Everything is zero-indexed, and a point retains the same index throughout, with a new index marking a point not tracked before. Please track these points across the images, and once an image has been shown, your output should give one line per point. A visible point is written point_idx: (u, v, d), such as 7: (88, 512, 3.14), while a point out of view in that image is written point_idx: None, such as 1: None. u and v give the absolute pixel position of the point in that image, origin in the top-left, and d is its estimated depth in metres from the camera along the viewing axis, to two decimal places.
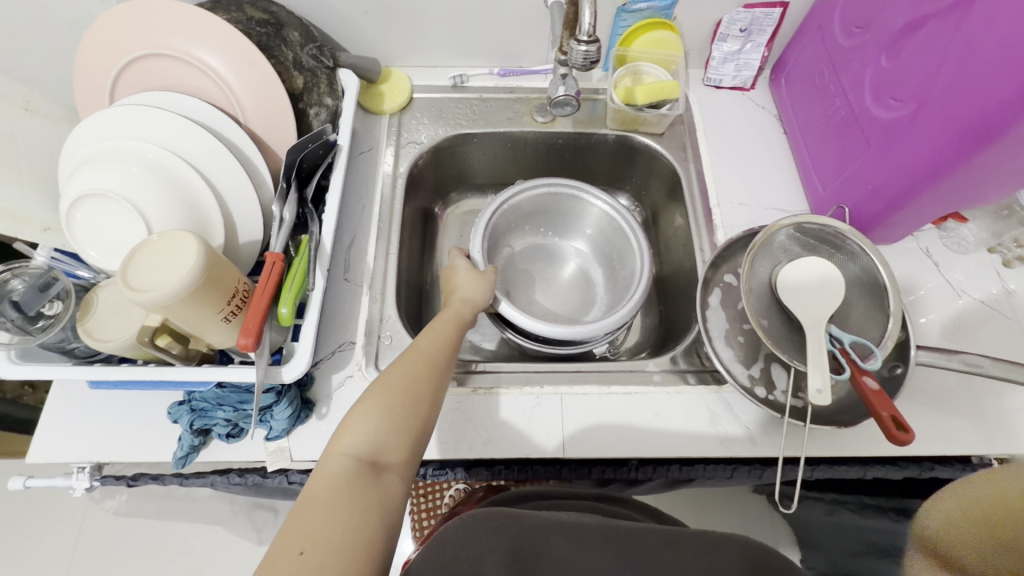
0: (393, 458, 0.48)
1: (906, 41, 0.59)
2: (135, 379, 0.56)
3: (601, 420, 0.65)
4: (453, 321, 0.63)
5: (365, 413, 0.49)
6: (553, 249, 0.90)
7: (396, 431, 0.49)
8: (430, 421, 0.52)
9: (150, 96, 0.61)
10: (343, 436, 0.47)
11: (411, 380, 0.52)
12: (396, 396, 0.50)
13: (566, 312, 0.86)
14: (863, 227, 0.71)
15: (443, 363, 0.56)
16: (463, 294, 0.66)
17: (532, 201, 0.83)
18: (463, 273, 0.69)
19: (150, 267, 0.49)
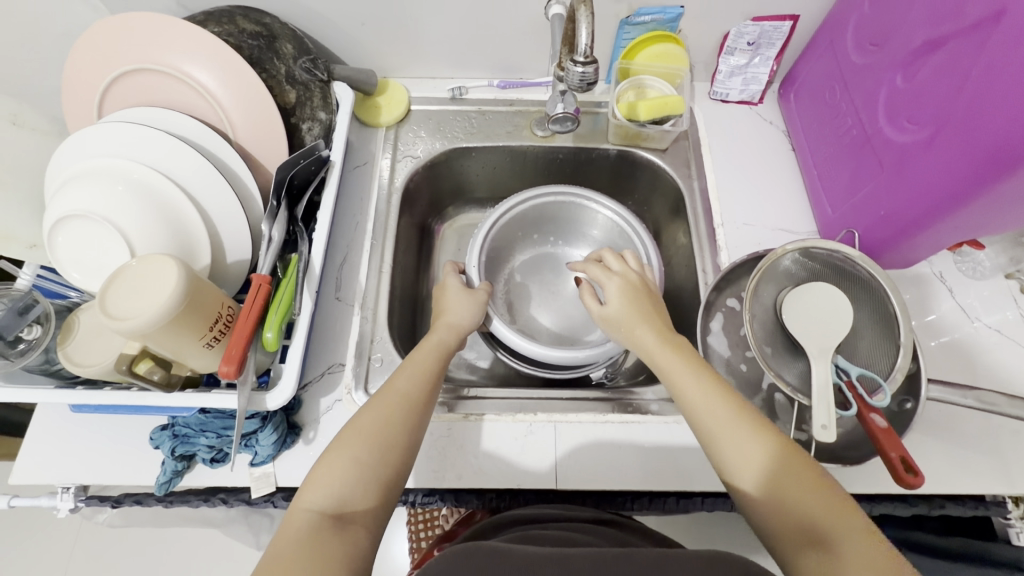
0: (359, 509, 0.47)
1: (923, 61, 0.56)
2: (117, 403, 0.55)
3: (596, 451, 0.63)
4: (437, 352, 0.60)
5: (331, 465, 0.48)
6: (562, 259, 0.86)
7: (361, 482, 0.48)
8: (403, 465, 0.51)
9: (137, 112, 0.60)
10: (308, 491, 0.47)
11: (380, 425, 0.51)
12: (363, 445, 0.50)
13: (571, 327, 0.81)
14: (873, 253, 0.68)
15: (419, 400, 0.55)
16: (452, 321, 0.64)
17: (536, 210, 0.80)
18: (455, 292, 0.68)
19: (127, 293, 0.48)
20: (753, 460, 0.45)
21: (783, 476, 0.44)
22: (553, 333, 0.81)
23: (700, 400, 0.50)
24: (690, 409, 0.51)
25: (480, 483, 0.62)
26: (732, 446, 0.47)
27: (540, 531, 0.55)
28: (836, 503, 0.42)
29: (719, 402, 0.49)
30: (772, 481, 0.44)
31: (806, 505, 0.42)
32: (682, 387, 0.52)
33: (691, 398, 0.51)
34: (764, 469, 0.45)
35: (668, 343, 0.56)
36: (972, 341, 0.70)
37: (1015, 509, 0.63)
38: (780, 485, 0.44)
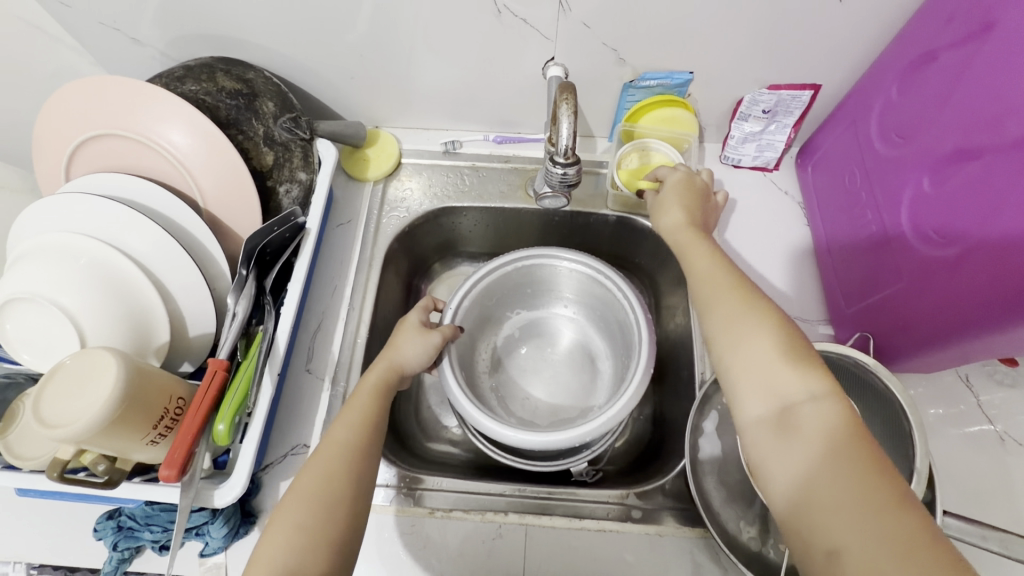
0: (310, 573, 0.45)
1: (953, 169, 0.50)
2: (60, 491, 0.52)
3: (568, 559, 0.59)
4: (373, 396, 0.57)
5: (275, 536, 0.47)
6: (562, 325, 0.81)
7: (310, 547, 0.46)
8: (351, 517, 0.49)
9: (99, 178, 0.58)
10: (254, 570, 0.45)
11: (320, 484, 0.49)
12: (306, 508, 0.48)
13: (563, 400, 0.75)
14: (886, 358, 0.62)
15: (361, 447, 0.53)
16: (398, 363, 0.61)
17: (544, 270, 0.75)
18: (409, 328, 0.64)
19: (62, 395, 0.45)
20: (762, 364, 0.45)
21: (785, 382, 0.43)
22: (538, 403, 0.75)
23: (716, 301, 0.50)
24: (705, 304, 0.51)
25: None
26: (741, 345, 0.46)
27: None
28: (836, 420, 0.40)
29: (735, 302, 0.49)
30: (775, 388, 0.43)
31: (803, 411, 0.42)
32: (700, 288, 0.53)
33: (707, 296, 0.52)
34: (774, 378, 0.44)
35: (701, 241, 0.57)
36: (1000, 460, 0.63)
37: None
38: (781, 388, 0.43)
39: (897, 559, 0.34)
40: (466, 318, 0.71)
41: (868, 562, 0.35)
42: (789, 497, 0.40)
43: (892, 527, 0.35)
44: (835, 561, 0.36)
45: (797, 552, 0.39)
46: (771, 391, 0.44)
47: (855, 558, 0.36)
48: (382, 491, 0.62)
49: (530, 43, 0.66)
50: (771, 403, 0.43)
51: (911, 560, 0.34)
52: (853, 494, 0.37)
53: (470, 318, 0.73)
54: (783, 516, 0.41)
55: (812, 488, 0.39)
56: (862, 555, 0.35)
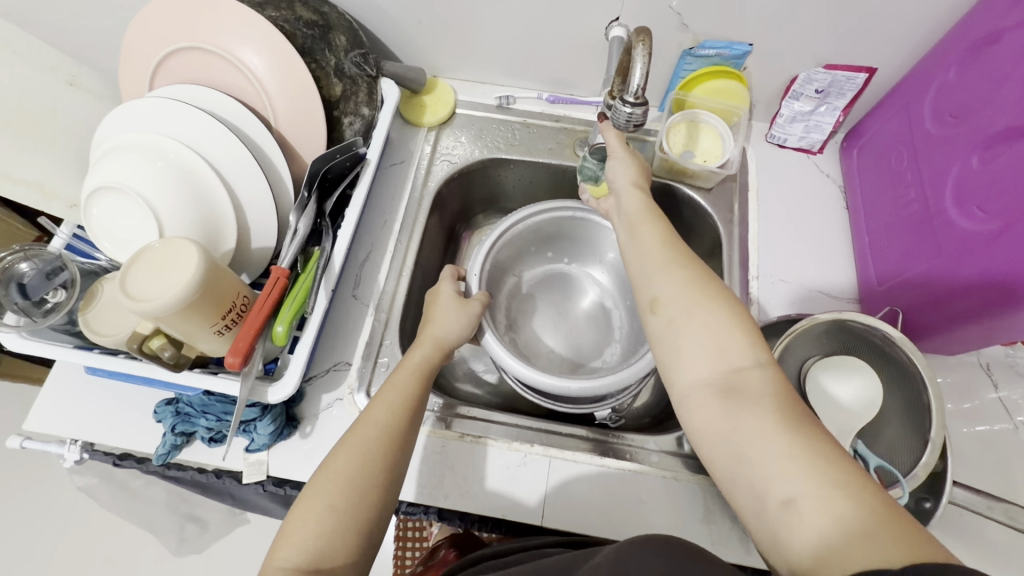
0: (336, 561, 0.46)
1: (1002, 147, 0.51)
2: (126, 372, 0.56)
3: (587, 492, 0.62)
4: (414, 377, 0.58)
5: (304, 515, 0.48)
6: (567, 279, 0.83)
7: (338, 532, 0.47)
8: (379, 507, 0.50)
9: (178, 88, 0.61)
10: (281, 547, 0.47)
11: (356, 468, 0.50)
12: (337, 491, 0.49)
13: (581, 341, 0.79)
14: (913, 335, 0.64)
15: (397, 432, 0.53)
16: (441, 340, 0.62)
17: (552, 224, 0.77)
18: (444, 300, 0.66)
19: (146, 274, 0.49)
20: (707, 331, 0.46)
21: (728, 345, 0.45)
22: (559, 344, 0.79)
23: (658, 279, 0.51)
24: (646, 280, 0.52)
25: (466, 506, 0.62)
26: (685, 317, 0.48)
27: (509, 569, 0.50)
28: (778, 386, 0.43)
29: (679, 277, 0.50)
30: (723, 355, 0.45)
31: (750, 376, 0.44)
32: (643, 263, 0.54)
33: (649, 265, 0.53)
34: (718, 345, 0.46)
35: (651, 213, 0.57)
36: (1009, 444, 0.65)
37: None
38: (724, 350, 0.45)
39: (844, 497, 0.36)
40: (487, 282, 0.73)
41: (819, 505, 0.36)
42: (737, 457, 0.42)
43: (835, 469, 0.37)
44: (790, 508, 0.37)
45: (748, 511, 0.40)
46: (716, 356, 0.45)
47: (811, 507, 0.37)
48: None
49: (597, 2, 0.68)
50: (716, 368, 0.45)
51: (857, 497, 0.36)
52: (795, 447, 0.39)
53: (488, 280, 0.75)
54: (732, 478, 0.42)
55: (753, 446, 0.41)
56: (814, 496, 0.37)
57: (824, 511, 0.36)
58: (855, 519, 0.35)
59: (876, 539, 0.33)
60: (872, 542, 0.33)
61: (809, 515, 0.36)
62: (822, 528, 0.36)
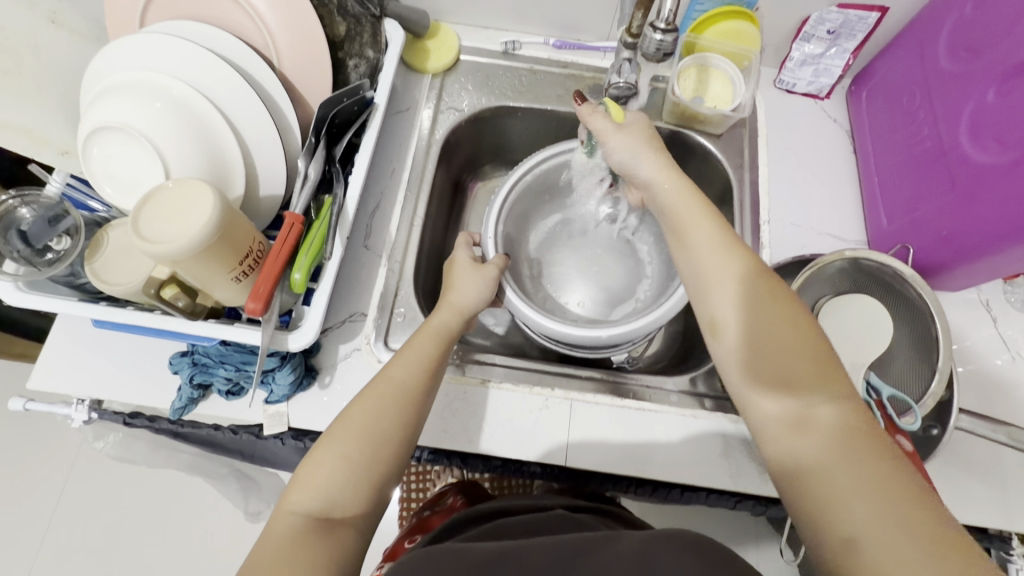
0: (348, 512, 0.45)
1: (1020, 78, 0.52)
2: (138, 324, 0.54)
3: (608, 435, 0.63)
4: (435, 340, 0.57)
5: (317, 463, 0.46)
6: (581, 224, 0.81)
7: (351, 481, 0.46)
8: (394, 461, 0.49)
9: (175, 24, 0.58)
10: (294, 494, 0.45)
11: (371, 421, 0.48)
12: (353, 442, 0.47)
13: (608, 282, 0.78)
14: (922, 270, 0.66)
15: (414, 391, 0.52)
16: (462, 307, 0.61)
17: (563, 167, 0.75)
18: (461, 267, 0.64)
19: (160, 216, 0.47)
20: (774, 365, 0.45)
21: (808, 374, 0.44)
22: (589, 290, 0.78)
23: (717, 300, 0.50)
24: (703, 300, 0.51)
25: (489, 450, 0.62)
26: (743, 340, 0.47)
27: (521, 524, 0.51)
28: (850, 423, 0.41)
29: (737, 295, 0.48)
30: (792, 390, 0.44)
31: (818, 411, 0.43)
32: (706, 272, 0.51)
33: (709, 278, 0.51)
34: (786, 379, 0.44)
35: (699, 215, 0.54)
36: (1006, 375, 0.68)
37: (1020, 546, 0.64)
38: (799, 378, 0.44)
39: (923, 552, 0.35)
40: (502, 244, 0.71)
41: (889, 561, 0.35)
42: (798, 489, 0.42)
43: (907, 523, 0.36)
44: (855, 549, 0.37)
45: (808, 545, 0.40)
46: (790, 385, 0.44)
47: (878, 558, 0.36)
48: None
49: None
50: (789, 398, 0.44)
51: (935, 550, 0.35)
52: (871, 490, 0.38)
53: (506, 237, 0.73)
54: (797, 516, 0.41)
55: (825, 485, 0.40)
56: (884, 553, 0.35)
57: (897, 559, 0.35)
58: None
59: None
60: None
61: (876, 559, 0.36)
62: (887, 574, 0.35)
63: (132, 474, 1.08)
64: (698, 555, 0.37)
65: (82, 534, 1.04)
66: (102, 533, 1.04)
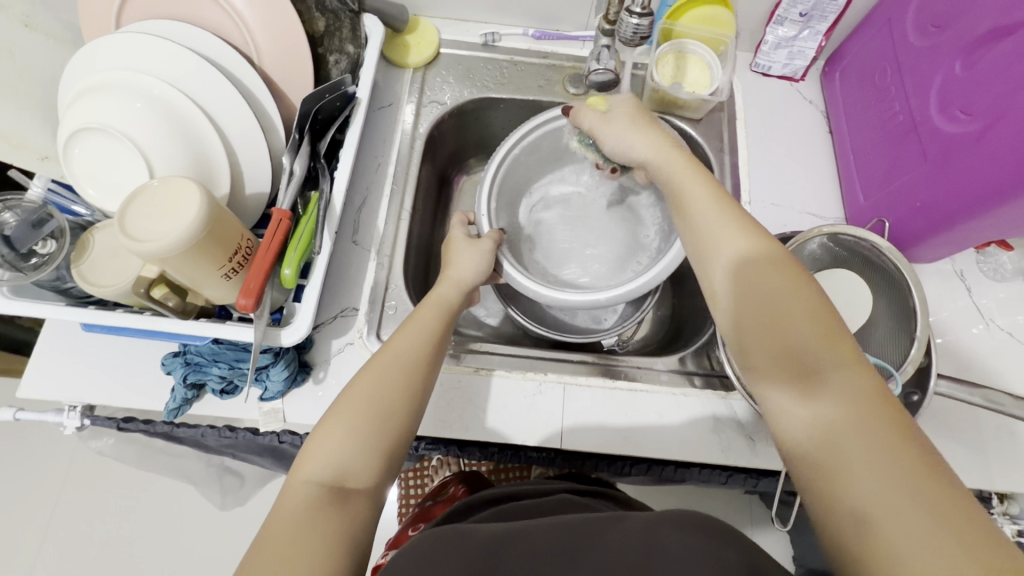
0: (363, 481, 0.45)
1: (987, 48, 0.54)
2: (128, 326, 0.54)
3: (602, 416, 0.64)
4: (436, 317, 0.57)
5: (328, 433, 0.46)
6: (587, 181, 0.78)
7: (363, 451, 0.46)
8: (404, 433, 0.48)
9: (152, 24, 0.58)
10: (307, 462, 0.45)
11: (382, 391, 0.48)
12: (364, 412, 0.47)
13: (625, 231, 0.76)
14: (899, 243, 0.68)
15: (424, 363, 0.52)
16: (460, 280, 0.60)
17: (514, 167, 0.72)
18: (457, 243, 0.63)
19: (148, 215, 0.47)
20: (783, 328, 0.44)
21: (801, 318, 0.43)
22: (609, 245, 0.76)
23: (723, 264, 0.49)
24: (710, 265, 0.49)
25: (486, 436, 0.63)
26: (746, 305, 0.46)
27: (514, 508, 0.52)
28: (865, 390, 0.40)
29: (744, 253, 0.48)
30: (802, 354, 0.42)
31: (832, 378, 0.41)
32: (702, 223, 0.51)
33: (701, 228, 0.51)
34: (793, 344, 0.43)
35: (693, 174, 0.54)
36: (980, 342, 0.71)
37: (998, 505, 0.66)
38: (814, 345, 0.42)
39: (910, 493, 0.35)
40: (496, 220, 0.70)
41: (901, 530, 0.34)
42: (809, 462, 0.40)
43: (921, 490, 0.35)
44: (870, 530, 0.35)
45: (821, 525, 0.38)
46: (782, 330, 0.44)
47: (892, 527, 0.34)
48: None
49: None
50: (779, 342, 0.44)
51: (922, 491, 0.35)
52: (885, 458, 0.36)
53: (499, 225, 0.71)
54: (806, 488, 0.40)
55: (840, 455, 0.38)
56: (897, 521, 0.34)
57: (886, 502, 0.35)
58: (943, 547, 0.32)
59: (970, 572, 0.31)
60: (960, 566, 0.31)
61: (892, 537, 0.34)
62: (903, 552, 0.33)
63: (127, 484, 1.07)
64: (700, 534, 0.37)
65: (77, 548, 1.03)
66: (97, 547, 1.03)
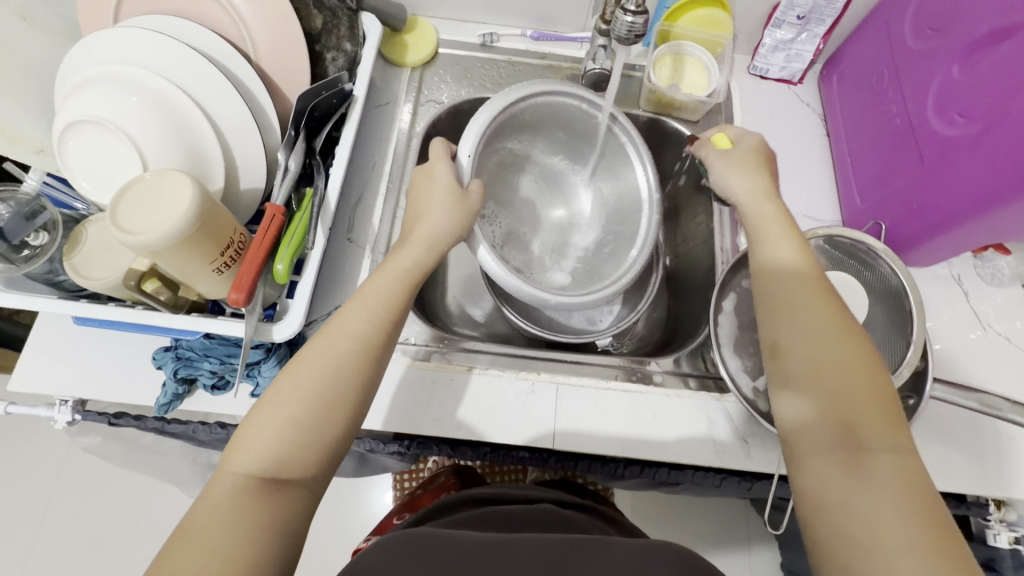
0: (298, 472, 0.44)
1: (985, 51, 0.54)
2: (119, 320, 0.54)
3: (595, 417, 0.63)
4: (403, 283, 0.53)
5: (263, 422, 0.45)
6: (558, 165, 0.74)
7: (301, 441, 0.45)
8: (343, 424, 0.47)
9: (150, 19, 0.58)
10: (236, 453, 0.43)
11: (319, 377, 0.47)
12: (300, 401, 0.45)
13: (575, 237, 0.73)
14: (895, 246, 0.67)
15: (368, 348, 0.50)
16: (431, 242, 0.56)
17: (499, 128, 0.65)
18: (438, 186, 0.58)
19: (139, 208, 0.46)
20: (835, 382, 0.44)
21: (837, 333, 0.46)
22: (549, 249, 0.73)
23: (787, 311, 0.49)
24: (773, 310, 0.50)
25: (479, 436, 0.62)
26: (804, 352, 0.47)
27: (495, 512, 0.51)
28: (904, 462, 0.40)
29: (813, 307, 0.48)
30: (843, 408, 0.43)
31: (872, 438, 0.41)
32: (775, 273, 0.52)
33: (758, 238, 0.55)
34: (840, 400, 0.43)
35: (771, 202, 0.57)
36: (977, 346, 0.70)
37: (995, 511, 0.66)
38: (861, 408, 0.43)
39: (903, 504, 0.38)
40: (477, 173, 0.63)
41: None
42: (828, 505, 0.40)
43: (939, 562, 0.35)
44: None
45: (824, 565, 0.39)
46: (817, 337, 0.47)
47: None
48: (416, 349, 0.66)
49: None
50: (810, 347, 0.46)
51: (913, 505, 0.38)
52: (911, 524, 0.37)
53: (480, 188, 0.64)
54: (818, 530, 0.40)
55: (864, 510, 0.38)
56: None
57: (883, 524, 0.37)
58: None
59: None
60: None
61: None
62: None
63: (120, 483, 1.06)
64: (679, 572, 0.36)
65: (70, 547, 1.02)
66: (90, 546, 1.02)
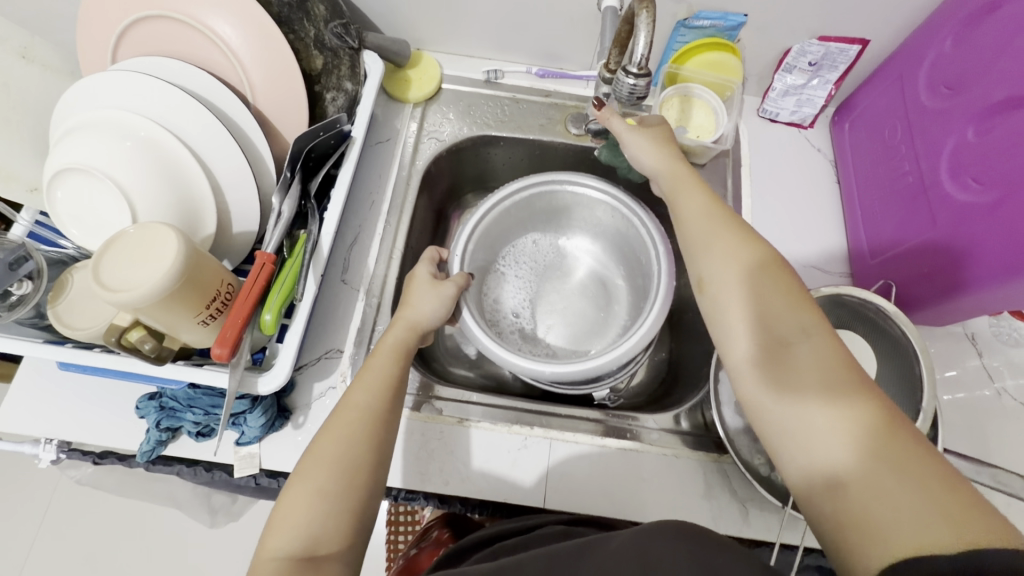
0: (332, 547, 0.43)
1: (1000, 118, 0.52)
2: (102, 367, 0.53)
3: (586, 474, 0.61)
4: (394, 356, 0.55)
5: (291, 504, 0.44)
6: (562, 246, 0.79)
7: (333, 512, 0.44)
8: (372, 486, 0.47)
9: (147, 61, 0.57)
10: (271, 538, 0.43)
11: (342, 448, 0.47)
12: (325, 473, 0.45)
13: (584, 307, 0.76)
14: (905, 307, 0.65)
15: (382, 414, 0.50)
16: (415, 322, 0.58)
17: (499, 220, 0.71)
18: (421, 283, 0.61)
19: (125, 262, 0.45)
20: (752, 306, 0.46)
21: (780, 313, 0.45)
22: (575, 315, 0.75)
23: (698, 239, 0.52)
24: (690, 250, 0.53)
25: (466, 490, 0.61)
26: (717, 285, 0.49)
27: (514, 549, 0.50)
28: (827, 350, 0.43)
29: (718, 234, 0.51)
30: (767, 324, 0.45)
31: (793, 342, 0.44)
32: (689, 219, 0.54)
33: (692, 232, 0.53)
34: (760, 318, 0.46)
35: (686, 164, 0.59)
36: (991, 411, 0.67)
37: None
38: (780, 317, 0.45)
39: (896, 475, 0.36)
40: (472, 262, 0.69)
41: (867, 480, 0.36)
42: (782, 422, 0.42)
43: (879, 437, 0.37)
44: (838, 486, 0.38)
45: (799, 487, 0.40)
46: (761, 323, 0.45)
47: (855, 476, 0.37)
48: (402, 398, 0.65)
49: None
50: (758, 336, 0.45)
51: (908, 472, 0.36)
52: (847, 405, 0.39)
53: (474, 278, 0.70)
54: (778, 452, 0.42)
55: (808, 414, 0.41)
56: (861, 472, 0.37)
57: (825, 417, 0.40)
58: (900, 488, 0.35)
59: (928, 503, 0.34)
60: (918, 499, 0.34)
61: (857, 488, 0.37)
62: (873, 504, 0.36)
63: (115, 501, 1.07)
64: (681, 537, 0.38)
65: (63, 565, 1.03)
66: (82, 564, 1.02)
